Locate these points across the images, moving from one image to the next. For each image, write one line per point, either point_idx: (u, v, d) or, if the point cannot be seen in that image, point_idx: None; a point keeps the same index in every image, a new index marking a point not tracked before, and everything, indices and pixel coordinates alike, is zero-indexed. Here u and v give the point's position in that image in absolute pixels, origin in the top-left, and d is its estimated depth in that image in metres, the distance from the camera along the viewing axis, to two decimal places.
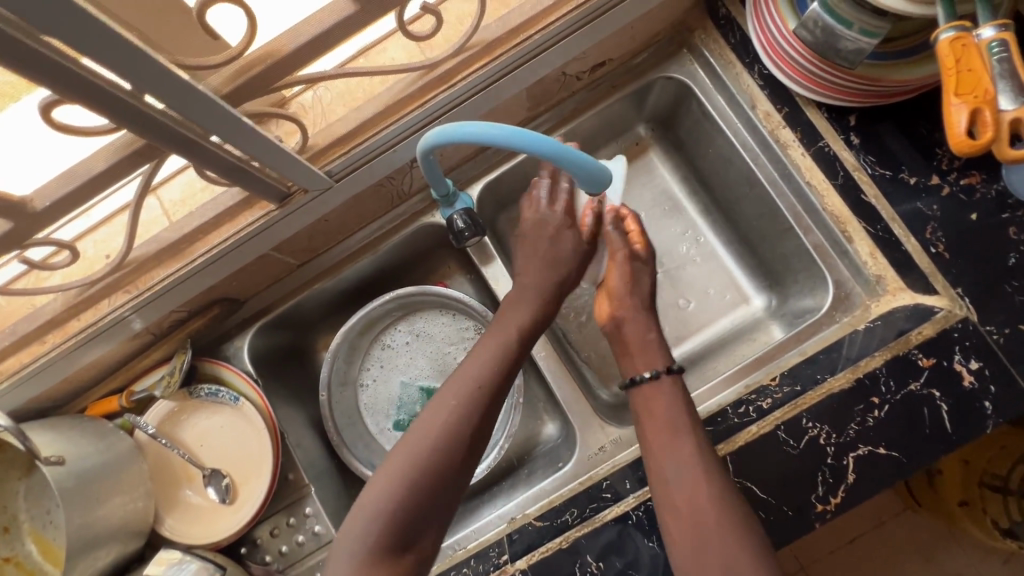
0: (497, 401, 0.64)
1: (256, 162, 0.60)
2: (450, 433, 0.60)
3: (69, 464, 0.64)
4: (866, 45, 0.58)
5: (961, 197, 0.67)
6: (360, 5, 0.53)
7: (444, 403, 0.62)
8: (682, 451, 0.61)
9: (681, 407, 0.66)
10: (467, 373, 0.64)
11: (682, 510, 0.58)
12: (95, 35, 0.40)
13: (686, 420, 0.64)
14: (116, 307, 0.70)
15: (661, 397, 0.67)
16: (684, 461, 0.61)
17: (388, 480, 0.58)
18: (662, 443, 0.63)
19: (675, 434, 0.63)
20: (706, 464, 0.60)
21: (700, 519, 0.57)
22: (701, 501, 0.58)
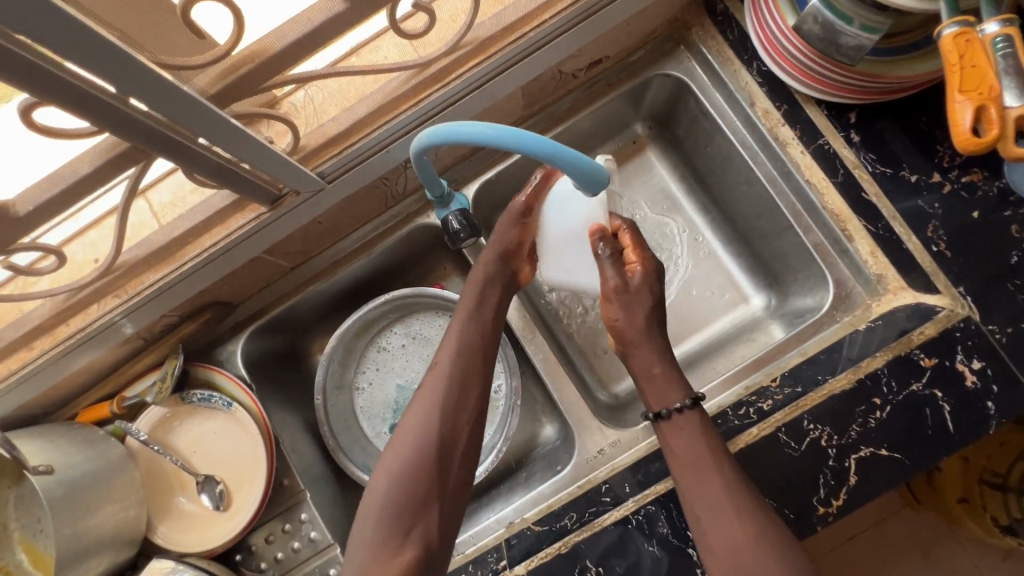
0: (473, 382, 0.66)
1: (245, 164, 0.59)
2: (429, 421, 0.63)
3: (59, 472, 0.63)
4: (866, 41, 0.57)
5: (963, 194, 0.66)
6: (351, 3, 0.52)
7: (428, 393, 0.65)
8: (710, 489, 0.60)
9: (706, 440, 0.64)
10: (442, 362, 0.67)
11: (720, 554, 0.58)
12: (76, 36, 0.39)
13: (709, 452, 0.63)
14: (106, 312, 0.69)
15: (684, 434, 0.66)
16: (711, 499, 0.60)
17: (384, 477, 0.62)
18: (690, 481, 0.62)
19: (700, 470, 0.62)
20: (735, 499, 0.59)
21: (739, 564, 0.57)
22: (736, 542, 0.57)
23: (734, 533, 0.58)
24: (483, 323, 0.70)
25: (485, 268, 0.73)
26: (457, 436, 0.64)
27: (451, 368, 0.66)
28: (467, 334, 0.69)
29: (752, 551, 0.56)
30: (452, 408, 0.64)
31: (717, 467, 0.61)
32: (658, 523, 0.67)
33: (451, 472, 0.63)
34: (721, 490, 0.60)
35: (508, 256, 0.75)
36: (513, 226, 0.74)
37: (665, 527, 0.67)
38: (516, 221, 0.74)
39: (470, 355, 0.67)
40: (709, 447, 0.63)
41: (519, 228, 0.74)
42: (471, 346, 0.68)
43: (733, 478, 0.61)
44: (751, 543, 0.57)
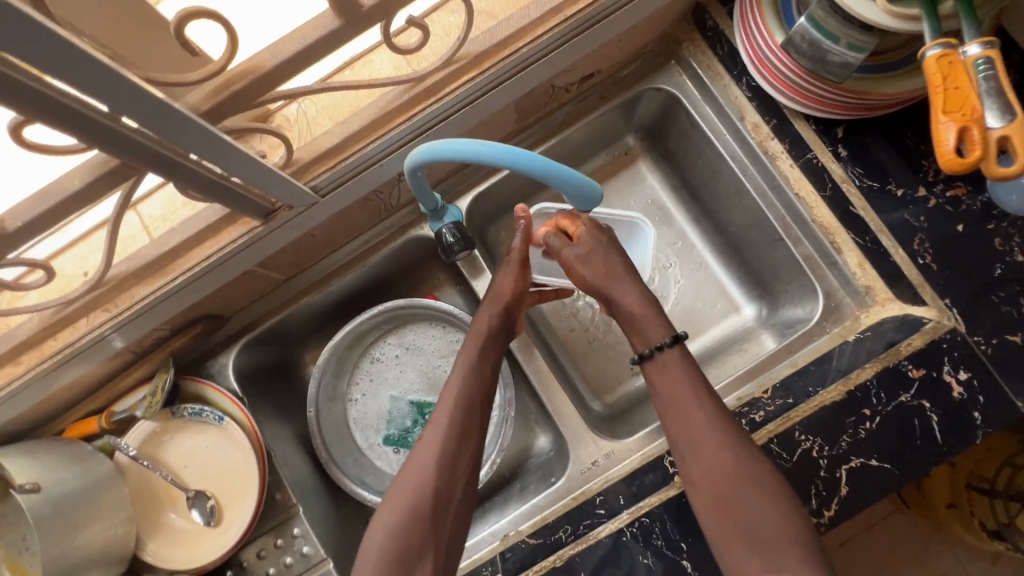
0: (472, 432, 0.66)
1: (236, 179, 0.59)
2: (427, 474, 0.62)
3: (46, 491, 0.62)
4: (852, 60, 0.58)
5: (948, 208, 0.68)
6: (345, 20, 0.51)
7: (433, 434, 0.65)
8: (695, 424, 0.61)
9: (689, 374, 0.65)
10: (441, 411, 0.67)
11: (702, 479, 0.59)
12: (71, 61, 0.39)
13: (691, 387, 0.64)
14: (94, 326, 0.68)
15: (667, 373, 0.66)
16: (698, 433, 0.61)
17: (381, 526, 0.60)
18: (674, 420, 0.63)
19: (688, 408, 0.62)
20: (719, 431, 0.60)
21: (724, 494, 0.58)
22: (721, 469, 0.58)
23: (718, 460, 0.59)
24: (481, 369, 0.70)
25: (486, 322, 0.74)
26: (454, 490, 0.63)
27: (450, 421, 0.65)
28: (467, 384, 0.69)
29: (736, 481, 0.57)
30: (451, 459, 0.64)
31: (701, 402, 0.62)
32: (652, 535, 0.67)
33: (447, 528, 0.61)
34: (707, 423, 0.61)
35: (509, 307, 0.75)
36: (512, 274, 0.76)
37: (660, 539, 0.67)
38: (515, 271, 0.76)
39: (470, 405, 0.67)
40: (693, 385, 0.64)
41: (518, 275, 0.76)
42: (469, 396, 0.68)
43: (717, 412, 0.62)
44: (735, 471, 0.58)
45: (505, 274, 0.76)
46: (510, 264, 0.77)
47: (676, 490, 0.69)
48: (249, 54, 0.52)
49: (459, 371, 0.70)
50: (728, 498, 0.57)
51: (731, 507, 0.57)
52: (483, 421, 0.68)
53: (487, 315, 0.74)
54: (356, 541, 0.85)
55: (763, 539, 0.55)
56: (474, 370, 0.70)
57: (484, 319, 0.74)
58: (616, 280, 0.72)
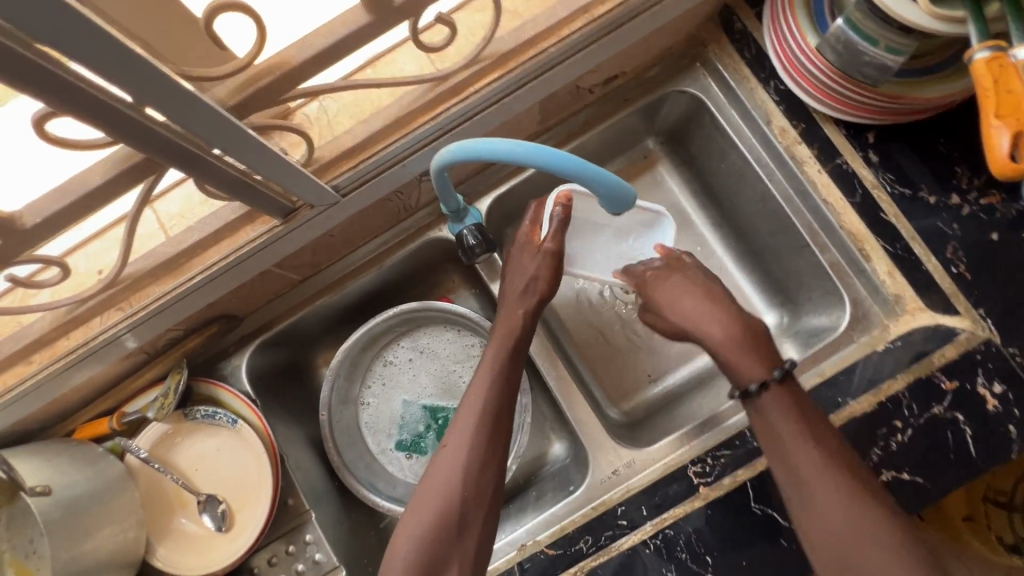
0: (499, 436, 0.65)
1: (258, 176, 0.57)
2: (452, 480, 0.61)
3: (56, 493, 0.61)
4: (890, 62, 0.57)
5: (982, 216, 0.67)
6: (377, 15, 0.50)
7: (455, 434, 0.64)
8: (809, 471, 0.57)
9: (795, 417, 0.59)
10: (468, 414, 0.66)
11: (821, 536, 0.55)
12: (102, 53, 0.37)
13: (799, 427, 0.59)
14: (109, 325, 0.67)
15: (771, 413, 0.60)
16: (813, 479, 0.56)
17: (406, 536, 0.60)
18: (784, 468, 0.59)
19: (797, 455, 0.58)
20: (838, 479, 0.56)
21: (845, 542, 0.54)
22: (840, 526, 0.54)
23: (836, 516, 0.54)
24: (511, 368, 0.68)
25: (518, 319, 0.71)
26: (481, 496, 0.62)
27: (478, 424, 0.64)
28: (498, 384, 0.66)
29: (859, 539, 0.53)
30: (478, 464, 0.63)
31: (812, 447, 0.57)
32: (676, 547, 0.66)
33: (473, 535, 0.61)
34: (824, 472, 0.56)
35: (539, 297, 0.72)
36: (544, 264, 0.71)
37: (684, 553, 0.65)
38: (547, 260, 0.71)
39: (499, 408, 0.65)
40: (798, 425, 0.59)
41: (547, 266, 0.71)
42: (499, 397, 0.66)
43: (832, 458, 0.57)
44: (855, 527, 0.53)
45: (534, 261, 0.71)
46: (540, 253, 0.70)
47: (701, 501, 0.67)
48: (276, 48, 0.51)
49: (488, 369, 0.67)
50: (852, 556, 0.53)
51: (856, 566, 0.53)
52: (508, 420, 0.66)
53: (523, 309, 0.71)
54: (367, 547, 0.84)
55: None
56: (504, 370, 0.68)
57: (514, 316, 0.71)
58: (702, 313, 0.68)
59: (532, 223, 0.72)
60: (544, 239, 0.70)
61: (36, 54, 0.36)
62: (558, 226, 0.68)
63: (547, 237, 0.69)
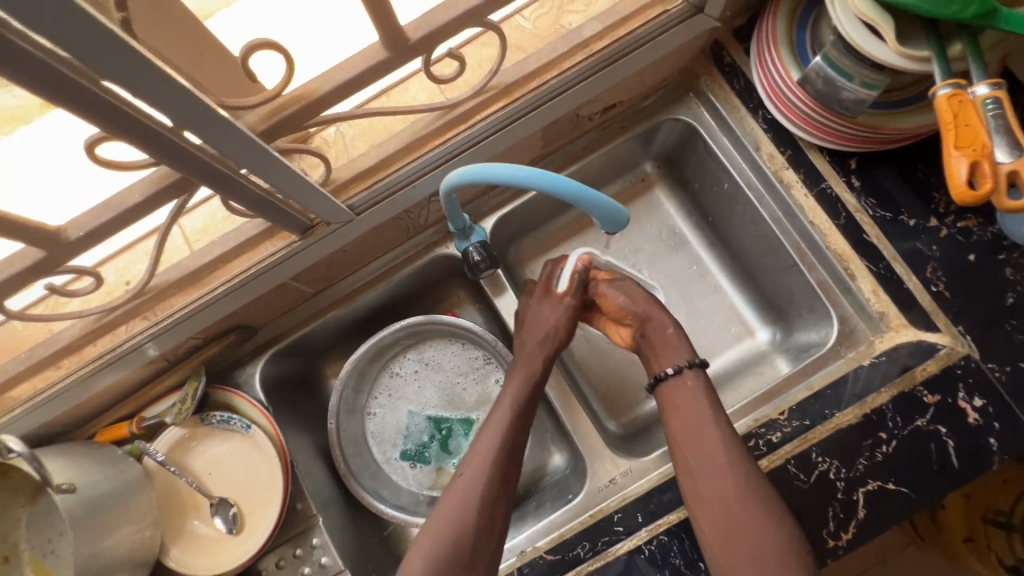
0: (513, 469, 0.68)
1: (280, 195, 0.62)
2: (470, 502, 0.63)
3: (80, 491, 0.64)
4: (866, 96, 0.62)
5: (959, 238, 0.70)
6: (393, 51, 0.55)
7: (474, 458, 0.67)
8: (707, 444, 0.63)
9: (698, 398, 0.67)
10: (489, 438, 0.69)
11: (706, 499, 0.61)
12: (154, 84, 0.42)
13: (704, 408, 0.66)
14: (133, 333, 0.71)
15: (683, 394, 0.68)
16: (711, 453, 0.62)
17: (418, 556, 0.61)
18: (684, 442, 0.65)
19: (687, 421, 0.66)
20: (729, 452, 0.62)
21: (725, 505, 0.60)
22: (723, 489, 0.60)
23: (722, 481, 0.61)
24: (527, 405, 0.72)
25: (538, 359, 0.75)
26: (494, 520, 0.64)
27: (496, 450, 0.67)
28: (514, 416, 0.70)
29: (735, 498, 0.59)
30: (494, 491, 0.65)
31: (716, 425, 0.64)
32: (670, 554, 0.68)
33: (481, 563, 0.62)
34: (711, 435, 0.63)
35: (557, 346, 0.76)
36: (564, 315, 0.77)
37: (678, 558, 0.68)
38: (567, 311, 0.78)
39: (514, 436, 0.69)
40: (706, 405, 0.66)
41: (568, 316, 0.77)
42: (516, 429, 0.69)
43: (725, 431, 0.64)
44: (736, 488, 0.60)
45: (556, 313, 0.77)
46: (560, 302, 0.78)
47: None
48: (301, 80, 0.56)
49: (506, 405, 0.71)
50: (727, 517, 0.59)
51: (731, 524, 0.59)
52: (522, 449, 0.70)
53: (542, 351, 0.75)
54: (371, 553, 0.86)
55: (761, 555, 0.56)
56: (523, 406, 0.71)
57: (535, 356, 0.75)
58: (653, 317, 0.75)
59: (548, 278, 0.79)
60: (563, 293, 0.78)
61: (101, 88, 0.42)
62: (576, 281, 0.78)
63: (568, 291, 0.78)
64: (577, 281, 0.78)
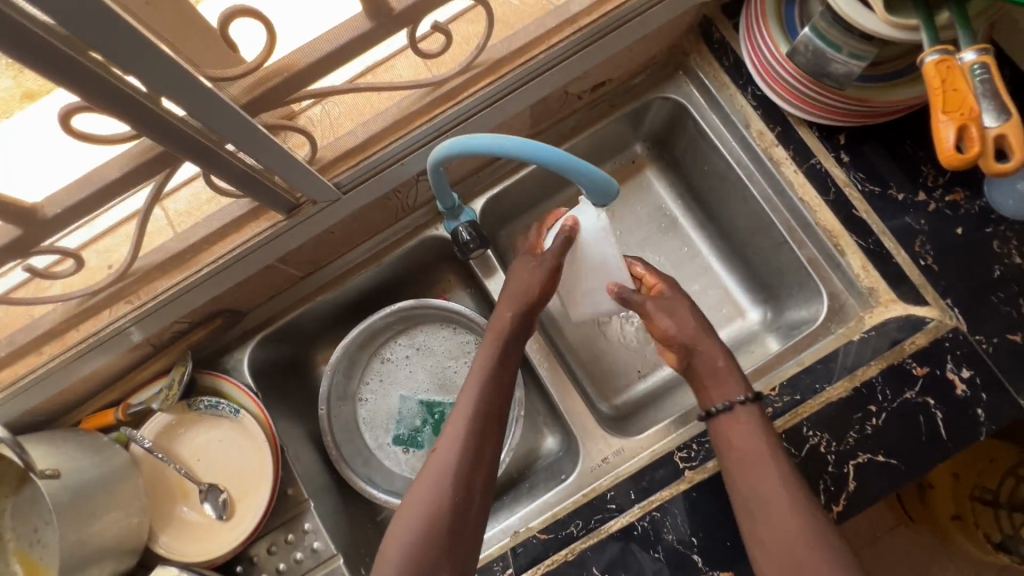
0: (488, 437, 0.67)
1: (267, 172, 0.61)
2: (445, 480, 0.63)
3: (65, 477, 0.63)
4: (855, 68, 0.62)
5: (947, 212, 0.71)
6: (376, 21, 0.55)
7: (447, 435, 0.66)
8: (766, 483, 0.60)
9: (759, 436, 0.64)
10: (462, 411, 0.67)
11: (769, 544, 0.58)
12: (134, 51, 0.41)
13: (763, 443, 0.63)
14: (116, 317, 0.69)
15: (739, 429, 0.65)
16: (772, 491, 0.60)
17: (397, 542, 0.60)
18: (743, 479, 0.62)
19: (743, 459, 0.63)
20: (790, 490, 0.60)
21: (787, 552, 0.57)
22: (783, 532, 0.58)
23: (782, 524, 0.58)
24: (500, 374, 0.70)
25: (507, 321, 0.73)
26: (472, 496, 0.63)
27: (469, 426, 0.66)
28: (487, 387, 0.69)
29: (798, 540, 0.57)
30: (470, 463, 0.64)
31: (774, 463, 0.61)
32: (663, 529, 0.68)
33: (463, 541, 0.62)
34: (770, 474, 0.61)
35: (532, 301, 0.74)
36: (543, 273, 0.74)
37: (671, 534, 0.68)
38: (545, 269, 0.74)
39: (488, 407, 0.67)
40: (763, 439, 0.64)
41: (546, 276, 0.74)
42: (490, 400, 0.68)
43: (785, 471, 0.61)
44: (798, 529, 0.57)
45: (533, 272, 0.75)
46: (535, 258, 0.76)
47: (687, 484, 0.70)
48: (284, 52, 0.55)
49: (478, 375, 0.69)
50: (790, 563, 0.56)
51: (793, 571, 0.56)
52: (499, 420, 0.69)
53: (507, 313, 0.73)
54: (364, 538, 0.86)
55: None
56: (494, 373, 0.70)
57: (503, 318, 0.73)
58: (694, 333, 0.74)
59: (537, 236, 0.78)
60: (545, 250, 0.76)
61: (86, 58, 0.41)
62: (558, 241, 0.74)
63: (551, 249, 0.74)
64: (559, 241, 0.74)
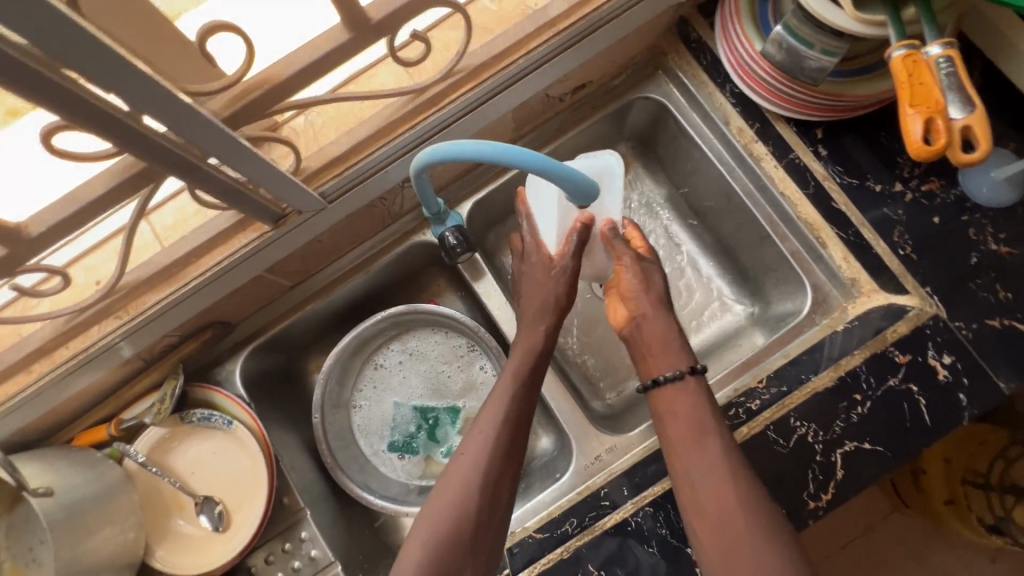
0: (517, 446, 0.67)
1: (252, 184, 0.62)
2: (472, 484, 0.63)
3: (58, 495, 0.63)
4: (827, 63, 0.63)
5: (923, 202, 0.72)
6: (354, 32, 0.55)
7: (475, 440, 0.66)
8: (708, 455, 0.61)
9: (702, 409, 0.64)
10: (491, 418, 0.68)
11: (710, 515, 0.58)
12: (112, 70, 0.42)
13: (709, 416, 0.63)
14: (105, 333, 0.69)
15: (684, 401, 0.65)
16: (714, 463, 0.60)
17: (418, 543, 0.60)
18: (685, 453, 0.62)
19: (686, 432, 0.63)
20: (732, 464, 0.60)
21: (728, 521, 0.57)
22: (724, 502, 0.58)
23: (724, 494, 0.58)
24: (530, 385, 0.70)
25: (539, 336, 0.73)
26: (497, 503, 0.64)
27: (497, 433, 0.66)
28: (517, 397, 0.69)
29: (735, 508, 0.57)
30: (496, 472, 0.64)
31: (716, 435, 0.62)
32: (656, 524, 0.69)
33: (485, 545, 0.62)
34: (714, 448, 0.61)
35: (558, 310, 0.74)
36: (565, 281, 0.74)
37: (663, 528, 0.69)
38: (564, 276, 0.74)
39: (518, 417, 0.67)
40: (706, 412, 0.64)
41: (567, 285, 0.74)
42: (519, 409, 0.68)
43: (726, 444, 0.62)
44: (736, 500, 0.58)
45: (555, 280, 0.74)
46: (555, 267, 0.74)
47: None
48: (263, 66, 0.56)
49: (509, 384, 0.70)
50: (728, 532, 0.57)
51: (733, 541, 0.56)
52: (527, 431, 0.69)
53: (539, 325, 0.73)
54: (362, 545, 0.86)
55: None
56: (524, 385, 0.70)
57: (537, 330, 0.73)
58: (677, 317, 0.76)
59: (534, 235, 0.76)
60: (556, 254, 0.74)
61: (60, 76, 0.41)
62: (573, 242, 0.72)
63: (567, 255, 0.73)
64: (575, 241, 0.72)
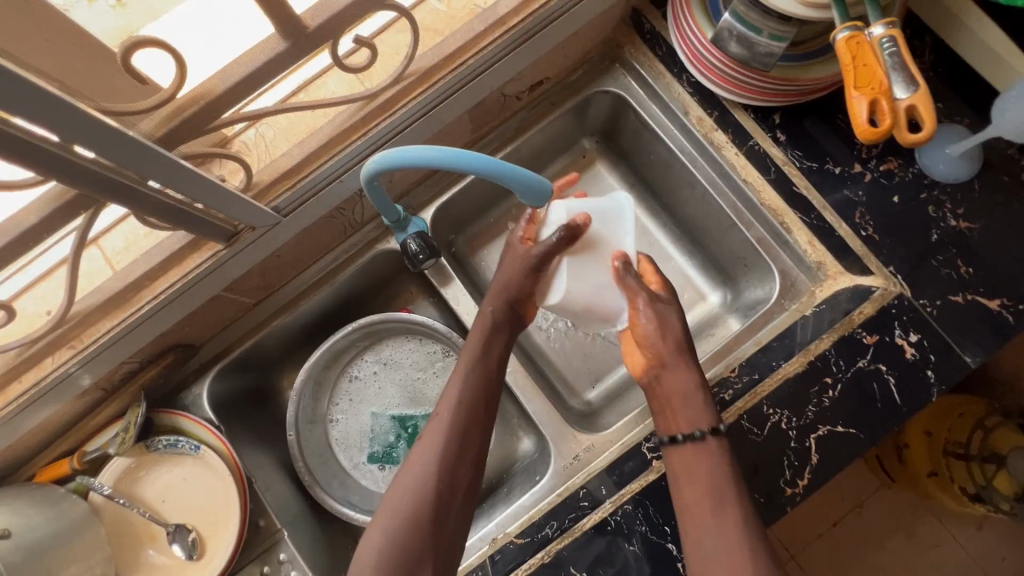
0: (473, 431, 0.66)
1: (199, 205, 0.60)
2: (427, 473, 0.62)
3: (17, 536, 0.60)
4: (776, 49, 0.65)
5: (882, 181, 0.73)
6: (292, 40, 0.54)
7: (429, 428, 0.66)
8: (725, 527, 0.58)
9: (725, 473, 0.62)
10: (445, 406, 0.67)
11: None
12: (27, 95, 0.40)
13: (727, 480, 0.61)
14: (59, 364, 0.67)
15: (703, 461, 0.63)
16: (729, 537, 0.58)
17: (376, 534, 0.60)
18: (697, 517, 0.60)
19: (703, 496, 0.61)
20: (750, 538, 0.58)
21: None
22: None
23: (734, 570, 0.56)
24: (486, 369, 0.69)
25: (490, 314, 0.72)
26: (455, 488, 0.63)
27: (451, 419, 0.65)
28: (471, 382, 0.68)
29: None
30: (452, 458, 0.63)
31: (734, 506, 0.59)
32: (635, 521, 0.69)
33: (446, 532, 0.61)
34: (731, 520, 0.59)
35: (517, 294, 0.73)
36: (523, 263, 0.73)
37: (643, 525, 0.69)
38: (525, 261, 0.73)
39: (471, 402, 0.66)
40: (729, 479, 0.61)
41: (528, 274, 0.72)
42: (474, 394, 0.67)
43: (746, 518, 0.59)
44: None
45: (514, 265, 0.73)
46: (524, 250, 0.73)
47: (655, 474, 0.71)
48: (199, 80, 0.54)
49: (462, 369, 0.69)
50: None
51: None
52: (485, 415, 0.68)
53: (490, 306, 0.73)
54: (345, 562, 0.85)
55: None
56: (477, 367, 0.69)
57: (486, 311, 0.73)
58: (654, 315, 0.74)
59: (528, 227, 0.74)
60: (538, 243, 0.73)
61: None
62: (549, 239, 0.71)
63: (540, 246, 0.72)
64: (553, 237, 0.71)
